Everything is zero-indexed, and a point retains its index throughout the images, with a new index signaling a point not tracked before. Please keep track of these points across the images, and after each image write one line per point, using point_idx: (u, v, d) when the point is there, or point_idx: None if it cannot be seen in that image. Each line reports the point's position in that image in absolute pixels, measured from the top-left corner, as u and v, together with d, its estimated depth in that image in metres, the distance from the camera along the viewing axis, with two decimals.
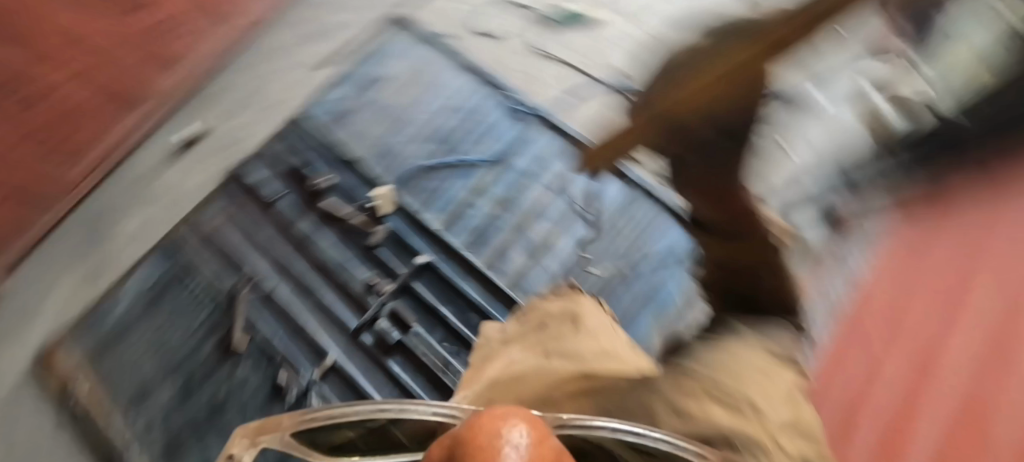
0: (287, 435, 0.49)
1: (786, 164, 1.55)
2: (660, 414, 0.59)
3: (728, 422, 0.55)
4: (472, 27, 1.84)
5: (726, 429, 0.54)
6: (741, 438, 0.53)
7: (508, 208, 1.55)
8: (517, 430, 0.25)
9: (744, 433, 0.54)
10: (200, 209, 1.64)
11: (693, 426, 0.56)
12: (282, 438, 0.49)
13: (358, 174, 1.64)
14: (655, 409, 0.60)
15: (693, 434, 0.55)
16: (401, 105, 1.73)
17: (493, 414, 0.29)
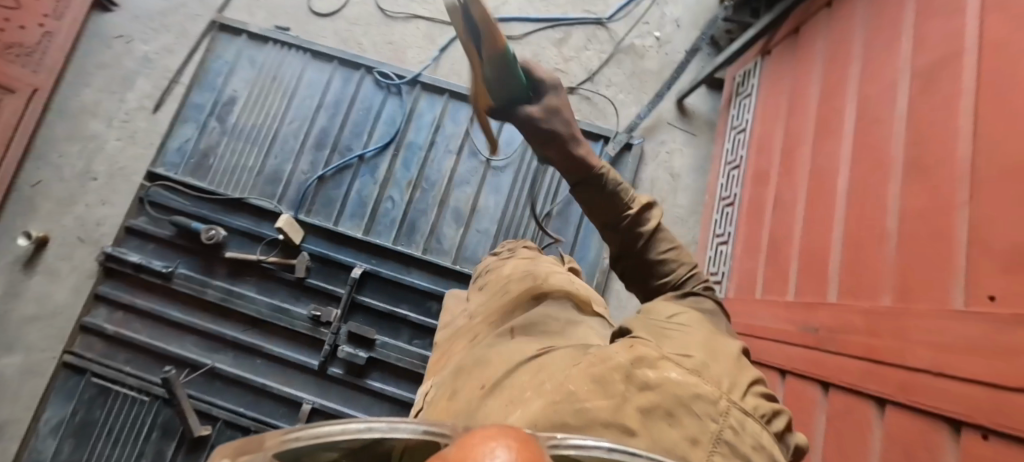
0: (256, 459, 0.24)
1: (666, 49, 1.56)
2: (620, 390, 0.47)
3: (683, 382, 0.47)
4: (306, 8, 1.64)
5: (677, 387, 0.47)
6: (695, 400, 0.46)
7: (422, 187, 1.48)
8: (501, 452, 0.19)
9: (699, 394, 0.46)
10: (91, 314, 1.44)
11: (653, 400, 0.46)
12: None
13: (251, 211, 1.47)
14: (616, 385, 0.47)
15: (653, 406, 0.45)
16: (262, 120, 1.53)
17: (470, 435, 0.22)
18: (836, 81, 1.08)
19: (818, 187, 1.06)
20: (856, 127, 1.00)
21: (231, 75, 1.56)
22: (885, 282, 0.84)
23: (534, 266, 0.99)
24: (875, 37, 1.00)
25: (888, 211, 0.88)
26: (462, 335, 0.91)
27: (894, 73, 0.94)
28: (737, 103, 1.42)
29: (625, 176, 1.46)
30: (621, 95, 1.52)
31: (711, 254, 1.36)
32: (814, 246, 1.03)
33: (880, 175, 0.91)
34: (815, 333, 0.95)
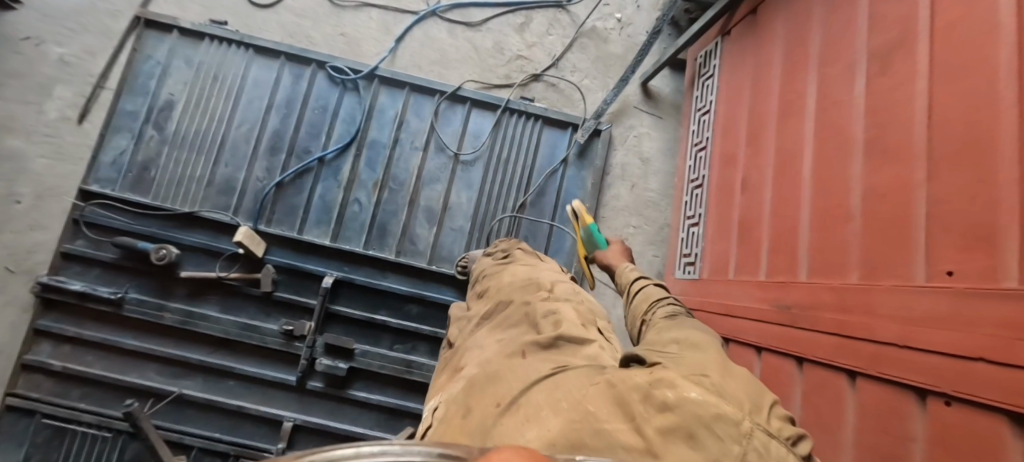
0: None
1: (628, 31, 1.57)
2: (639, 413, 0.50)
3: (705, 402, 0.47)
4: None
5: (697, 407, 0.47)
6: (717, 421, 0.46)
7: (389, 187, 1.42)
8: None
9: (721, 414, 0.46)
10: (32, 351, 1.31)
11: (672, 421, 0.48)
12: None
13: (205, 225, 1.37)
14: (634, 407, 0.51)
15: (672, 427, 0.47)
16: (206, 125, 1.41)
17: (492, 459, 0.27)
18: (797, 60, 1.08)
19: (782, 166, 1.07)
20: (818, 106, 1.00)
21: (165, 78, 1.42)
22: (852, 260, 0.86)
23: (538, 279, 1.04)
24: (832, 15, 1.00)
25: (852, 187, 0.89)
26: (468, 346, 0.93)
27: (851, 53, 0.94)
28: (700, 85, 1.41)
29: (596, 163, 1.46)
30: (586, 81, 1.52)
31: (681, 236, 1.37)
32: (782, 226, 1.03)
33: (843, 153, 0.92)
34: (787, 312, 0.96)
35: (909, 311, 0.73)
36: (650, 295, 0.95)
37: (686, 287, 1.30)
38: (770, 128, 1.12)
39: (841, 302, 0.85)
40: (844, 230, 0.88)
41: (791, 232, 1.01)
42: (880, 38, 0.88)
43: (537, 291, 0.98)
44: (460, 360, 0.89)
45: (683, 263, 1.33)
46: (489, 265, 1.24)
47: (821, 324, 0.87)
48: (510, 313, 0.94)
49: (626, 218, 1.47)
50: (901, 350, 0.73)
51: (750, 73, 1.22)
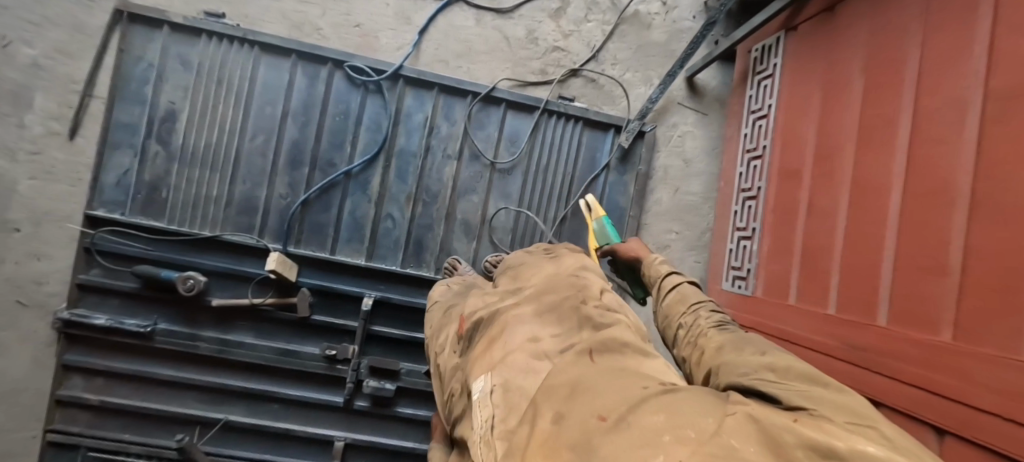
0: None
1: (673, 16, 1.43)
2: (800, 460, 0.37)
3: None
4: None
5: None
6: None
7: (423, 200, 1.34)
8: None
9: None
10: (65, 386, 1.26)
11: None
12: None
13: (230, 249, 1.29)
14: (792, 451, 0.38)
15: None
16: (217, 138, 1.27)
17: None
18: (888, 69, 0.91)
19: (861, 190, 0.92)
20: (912, 125, 0.84)
21: (161, 83, 1.26)
22: (945, 312, 0.73)
23: (586, 275, 0.84)
24: (940, 16, 0.82)
25: (952, 230, 0.74)
26: (499, 332, 0.71)
27: (964, 64, 0.76)
28: (754, 83, 1.31)
29: (639, 169, 1.40)
30: (628, 74, 1.42)
31: (730, 247, 1.32)
32: (858, 260, 0.91)
33: (946, 190, 0.76)
34: (861, 355, 0.86)
35: (1004, 378, 0.63)
36: (685, 294, 0.79)
37: (733, 300, 1.27)
38: (841, 140, 1.00)
39: (925, 351, 0.75)
40: (933, 267, 0.76)
41: (865, 257, 0.89)
42: (1005, 47, 0.70)
43: (587, 293, 0.76)
44: (494, 355, 0.67)
45: (733, 276, 1.29)
46: (529, 260, 1.05)
47: (903, 372, 0.78)
48: (557, 303, 0.74)
49: (667, 224, 1.44)
50: (994, 419, 0.63)
51: (815, 78, 1.10)
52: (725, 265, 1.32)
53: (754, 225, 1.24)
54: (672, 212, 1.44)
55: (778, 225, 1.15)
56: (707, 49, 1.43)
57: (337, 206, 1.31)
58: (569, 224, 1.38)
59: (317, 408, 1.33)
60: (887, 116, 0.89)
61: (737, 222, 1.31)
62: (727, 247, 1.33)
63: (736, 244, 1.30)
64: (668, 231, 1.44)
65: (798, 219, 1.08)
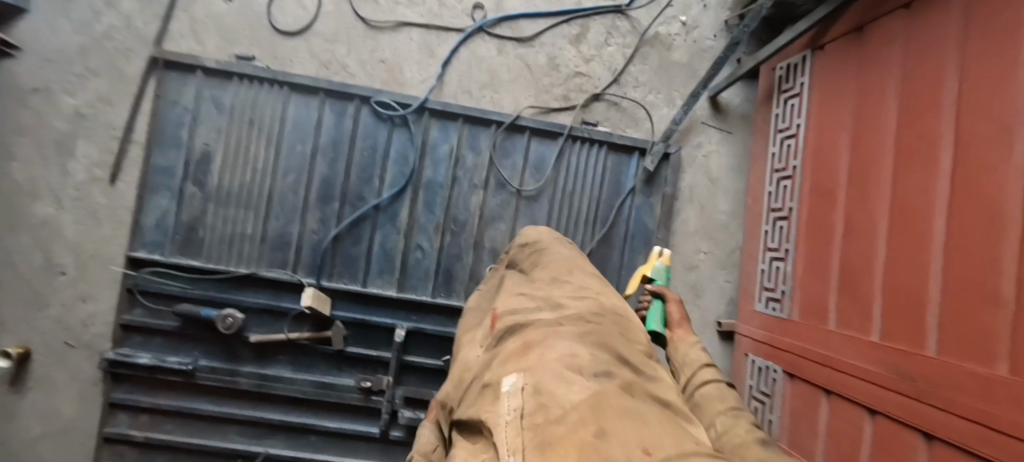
0: None
1: (694, 35, 1.43)
2: None
3: None
4: (267, 22, 1.33)
5: None
6: None
7: (451, 229, 1.35)
8: None
9: None
10: (111, 424, 1.29)
11: None
12: None
13: (266, 285, 1.31)
14: None
15: None
16: (250, 178, 1.31)
17: None
18: (926, 90, 0.89)
19: (903, 214, 0.90)
20: (954, 149, 0.82)
21: (196, 126, 1.30)
22: (998, 342, 0.71)
23: (632, 319, 0.80)
24: (980, 36, 0.80)
25: (1004, 258, 0.72)
26: (538, 343, 0.67)
27: (1009, 85, 0.73)
28: (781, 102, 1.30)
29: (665, 190, 1.40)
30: (651, 96, 1.42)
31: (761, 268, 1.31)
32: (904, 286, 0.89)
33: (995, 216, 0.74)
34: (911, 384, 0.84)
35: None
36: (724, 393, 0.80)
37: (770, 322, 1.25)
38: (876, 163, 0.98)
39: (977, 382, 0.72)
40: (984, 294, 0.74)
41: (912, 282, 0.87)
42: None
43: (631, 340, 0.73)
44: (532, 361, 0.62)
45: (767, 297, 1.27)
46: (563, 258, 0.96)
47: (955, 404, 0.75)
48: (603, 333, 0.70)
49: (696, 244, 1.43)
50: None
51: (845, 100, 1.08)
52: (759, 286, 1.31)
53: (787, 246, 1.22)
54: (700, 231, 1.43)
55: (812, 247, 1.13)
56: (731, 68, 1.43)
57: (367, 238, 1.34)
58: (597, 248, 1.38)
59: (355, 439, 1.34)
60: (926, 140, 0.87)
61: (770, 242, 1.29)
62: (759, 267, 1.31)
63: (768, 264, 1.28)
64: (696, 251, 1.43)
65: (834, 241, 1.07)
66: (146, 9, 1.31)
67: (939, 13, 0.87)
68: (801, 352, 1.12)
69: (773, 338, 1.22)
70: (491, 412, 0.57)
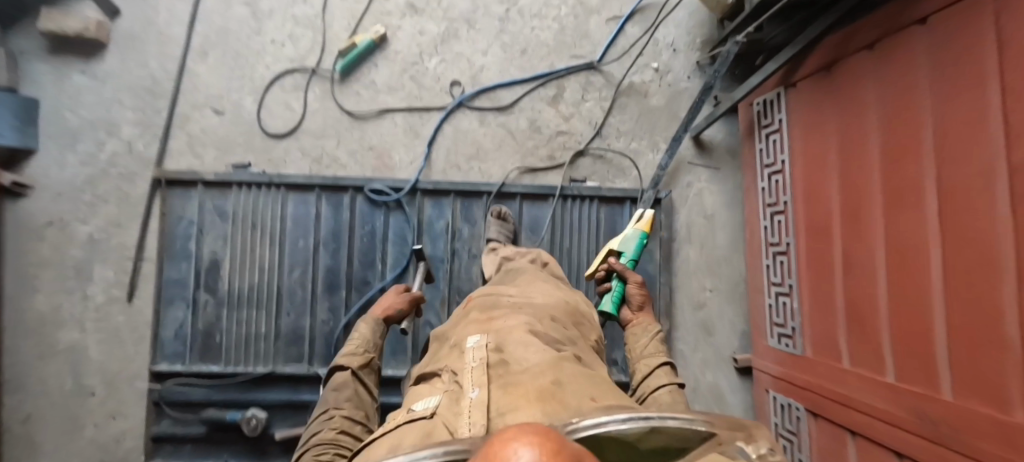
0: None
1: (668, 79, 1.46)
2: None
3: None
4: (258, 128, 1.39)
5: None
6: None
7: (457, 301, 1.38)
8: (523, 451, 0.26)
9: None
10: None
11: None
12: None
13: (285, 380, 1.35)
14: None
15: None
16: (258, 278, 1.35)
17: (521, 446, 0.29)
18: (901, 129, 0.90)
19: (899, 252, 0.91)
20: (937, 189, 0.83)
21: (203, 236, 1.35)
22: (1011, 386, 0.70)
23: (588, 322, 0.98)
24: (947, 78, 0.81)
25: (1003, 299, 0.71)
26: (497, 317, 0.86)
27: (984, 128, 0.74)
28: (763, 136, 1.31)
29: (661, 234, 1.41)
30: (634, 144, 1.44)
31: (768, 303, 1.30)
32: (912, 326, 0.88)
33: (989, 257, 0.74)
34: (931, 428, 0.83)
35: None
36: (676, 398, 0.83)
37: (784, 358, 1.25)
38: (863, 200, 0.99)
39: (996, 428, 0.71)
40: (988, 335, 0.74)
41: (916, 321, 0.87)
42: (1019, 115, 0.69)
43: (581, 327, 0.93)
44: (494, 330, 0.81)
45: (778, 333, 1.27)
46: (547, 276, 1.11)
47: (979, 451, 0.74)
48: (557, 319, 0.89)
49: (701, 282, 1.43)
50: None
51: (824, 136, 1.10)
52: (769, 321, 1.31)
53: (790, 281, 1.22)
54: (702, 269, 1.44)
55: (815, 283, 1.14)
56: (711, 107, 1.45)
57: None
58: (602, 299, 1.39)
59: None
60: (908, 179, 0.88)
61: (773, 277, 1.29)
62: (767, 302, 1.31)
63: (775, 299, 1.28)
64: (702, 290, 1.43)
65: (835, 278, 1.07)
66: (145, 132, 1.37)
67: (904, 54, 0.89)
68: (820, 390, 1.11)
69: (790, 375, 1.22)
70: (457, 362, 0.73)
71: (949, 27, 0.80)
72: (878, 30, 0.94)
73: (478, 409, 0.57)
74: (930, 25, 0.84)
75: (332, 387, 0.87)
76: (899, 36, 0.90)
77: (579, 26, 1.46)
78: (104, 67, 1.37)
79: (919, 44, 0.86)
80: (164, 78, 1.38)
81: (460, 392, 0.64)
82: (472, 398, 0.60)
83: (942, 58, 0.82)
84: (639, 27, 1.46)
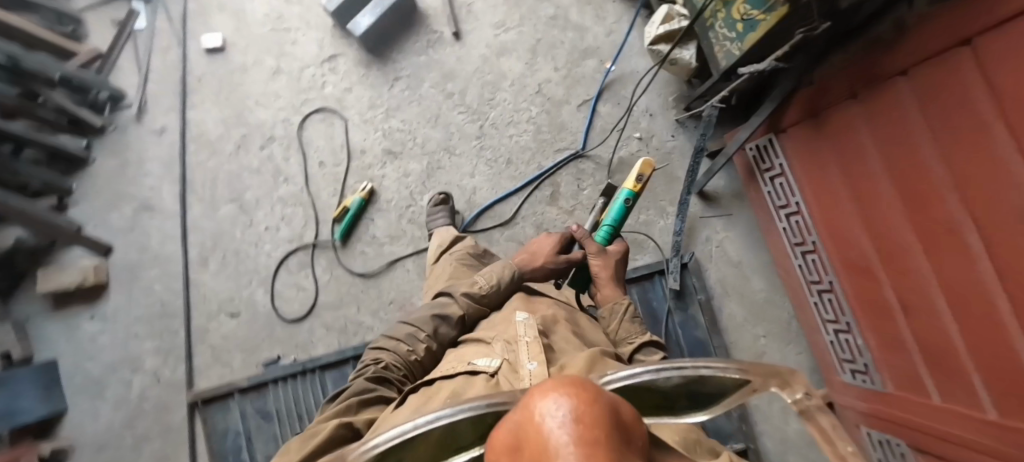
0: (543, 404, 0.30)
1: (655, 144, 1.46)
2: None
3: None
4: (276, 317, 1.37)
5: None
6: None
7: None
8: (559, 406, 0.27)
9: None
10: None
11: None
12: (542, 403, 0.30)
13: None
14: None
15: None
16: None
17: (564, 387, 0.30)
18: (914, 173, 0.89)
19: (955, 293, 0.89)
20: (975, 229, 0.81)
21: (252, 443, 1.24)
22: None
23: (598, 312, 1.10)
24: (945, 126, 0.81)
25: None
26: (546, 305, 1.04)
27: (1003, 172, 0.73)
28: (766, 180, 1.32)
29: (699, 298, 1.41)
30: (642, 216, 1.46)
31: (829, 340, 1.29)
32: (991, 368, 0.85)
33: None
34: None
35: None
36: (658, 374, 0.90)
37: (864, 393, 1.22)
38: (899, 241, 0.98)
39: None
40: None
41: (1000, 358, 0.83)
42: None
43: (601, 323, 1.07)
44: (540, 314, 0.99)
45: (850, 368, 1.24)
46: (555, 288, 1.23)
47: None
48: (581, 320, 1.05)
49: (752, 330, 1.42)
50: None
51: (833, 181, 1.09)
52: (836, 357, 1.28)
53: (845, 317, 1.20)
54: (749, 317, 1.42)
55: (872, 319, 1.12)
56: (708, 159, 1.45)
57: None
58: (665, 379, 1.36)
59: None
60: (940, 221, 0.87)
61: (824, 313, 1.27)
62: (825, 337, 1.30)
63: (832, 335, 1.27)
64: (755, 338, 1.41)
65: (894, 316, 1.05)
66: (169, 357, 1.34)
67: (893, 104, 0.90)
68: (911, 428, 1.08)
69: (874, 412, 1.19)
70: (508, 333, 0.91)
71: (932, 77, 0.81)
72: (861, 81, 0.95)
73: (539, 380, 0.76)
74: (912, 76, 0.85)
75: (436, 317, 1.02)
76: (883, 85, 0.91)
77: (553, 120, 1.47)
78: (111, 306, 1.35)
79: (907, 94, 0.87)
80: (173, 297, 1.36)
81: (517, 365, 0.81)
82: (531, 370, 0.79)
83: (934, 107, 0.82)
84: (611, 103, 1.48)
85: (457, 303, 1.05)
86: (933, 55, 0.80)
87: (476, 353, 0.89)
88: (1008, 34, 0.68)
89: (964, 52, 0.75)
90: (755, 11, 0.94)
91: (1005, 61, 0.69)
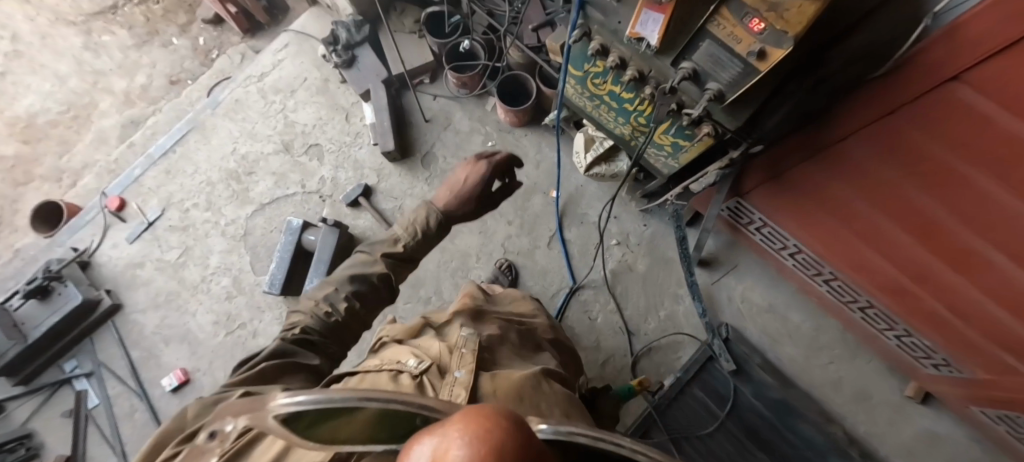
0: (450, 419, 0.29)
1: (635, 242, 1.45)
2: None
3: None
4: None
5: None
6: None
7: None
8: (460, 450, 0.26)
9: None
10: None
11: None
12: (449, 420, 0.29)
13: None
14: None
15: None
16: None
17: (480, 417, 0.29)
18: (906, 210, 0.89)
19: (1006, 297, 0.87)
20: (996, 244, 0.80)
21: None
22: None
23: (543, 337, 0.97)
24: (917, 173, 0.80)
25: None
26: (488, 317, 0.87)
27: (1001, 202, 0.73)
28: (754, 231, 1.31)
29: (758, 362, 1.36)
30: (663, 311, 1.42)
31: (895, 344, 1.25)
32: None
33: None
34: None
35: None
36: None
37: (958, 383, 1.18)
38: (922, 264, 0.97)
39: None
40: None
41: None
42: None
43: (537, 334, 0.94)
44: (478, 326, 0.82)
45: (929, 363, 1.21)
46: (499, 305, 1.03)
47: None
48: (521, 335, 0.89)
49: (821, 363, 1.38)
50: None
51: (824, 226, 1.09)
52: (911, 356, 1.25)
53: (900, 326, 1.18)
54: (810, 353, 1.38)
55: (926, 324, 1.10)
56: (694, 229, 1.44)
57: None
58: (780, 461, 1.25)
59: None
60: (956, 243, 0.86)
61: (877, 324, 1.25)
62: (888, 342, 1.27)
63: (895, 340, 1.24)
64: (828, 369, 1.37)
65: (950, 320, 1.03)
66: None
67: (850, 162, 0.90)
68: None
69: (977, 399, 1.14)
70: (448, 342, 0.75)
71: (877, 140, 0.81)
72: (805, 148, 0.95)
73: (461, 392, 0.62)
74: (855, 141, 0.85)
75: (354, 274, 0.85)
76: (829, 150, 0.91)
77: (534, 270, 1.45)
78: None
79: (859, 154, 0.87)
80: None
81: (444, 371, 0.67)
82: (456, 378, 0.64)
83: (894, 160, 0.82)
84: (576, 226, 1.47)
85: (379, 259, 0.88)
86: (867, 124, 0.80)
87: (400, 354, 0.72)
88: (937, 102, 0.68)
89: (898, 117, 0.75)
90: (679, 141, 0.94)
91: (948, 121, 0.69)
